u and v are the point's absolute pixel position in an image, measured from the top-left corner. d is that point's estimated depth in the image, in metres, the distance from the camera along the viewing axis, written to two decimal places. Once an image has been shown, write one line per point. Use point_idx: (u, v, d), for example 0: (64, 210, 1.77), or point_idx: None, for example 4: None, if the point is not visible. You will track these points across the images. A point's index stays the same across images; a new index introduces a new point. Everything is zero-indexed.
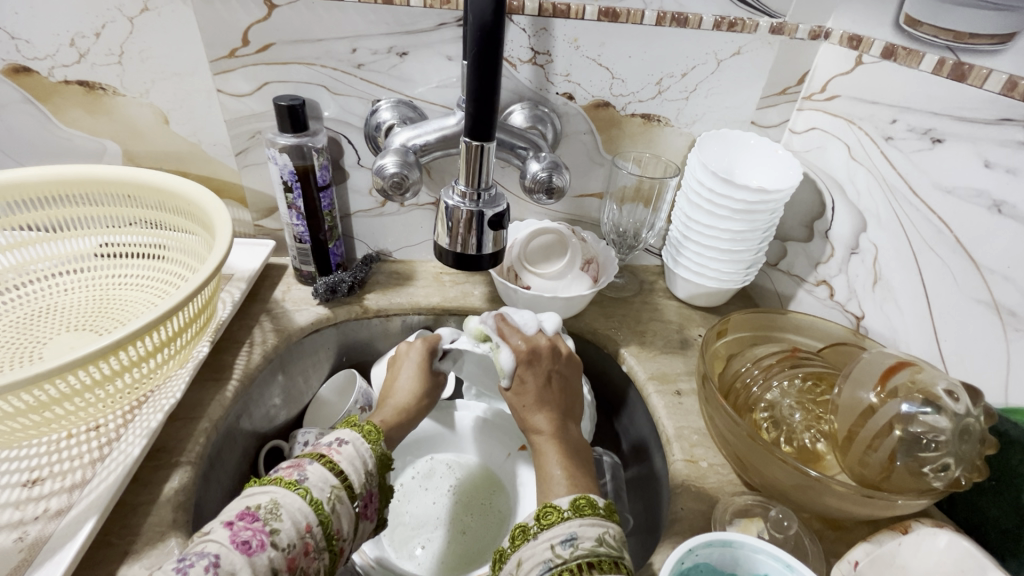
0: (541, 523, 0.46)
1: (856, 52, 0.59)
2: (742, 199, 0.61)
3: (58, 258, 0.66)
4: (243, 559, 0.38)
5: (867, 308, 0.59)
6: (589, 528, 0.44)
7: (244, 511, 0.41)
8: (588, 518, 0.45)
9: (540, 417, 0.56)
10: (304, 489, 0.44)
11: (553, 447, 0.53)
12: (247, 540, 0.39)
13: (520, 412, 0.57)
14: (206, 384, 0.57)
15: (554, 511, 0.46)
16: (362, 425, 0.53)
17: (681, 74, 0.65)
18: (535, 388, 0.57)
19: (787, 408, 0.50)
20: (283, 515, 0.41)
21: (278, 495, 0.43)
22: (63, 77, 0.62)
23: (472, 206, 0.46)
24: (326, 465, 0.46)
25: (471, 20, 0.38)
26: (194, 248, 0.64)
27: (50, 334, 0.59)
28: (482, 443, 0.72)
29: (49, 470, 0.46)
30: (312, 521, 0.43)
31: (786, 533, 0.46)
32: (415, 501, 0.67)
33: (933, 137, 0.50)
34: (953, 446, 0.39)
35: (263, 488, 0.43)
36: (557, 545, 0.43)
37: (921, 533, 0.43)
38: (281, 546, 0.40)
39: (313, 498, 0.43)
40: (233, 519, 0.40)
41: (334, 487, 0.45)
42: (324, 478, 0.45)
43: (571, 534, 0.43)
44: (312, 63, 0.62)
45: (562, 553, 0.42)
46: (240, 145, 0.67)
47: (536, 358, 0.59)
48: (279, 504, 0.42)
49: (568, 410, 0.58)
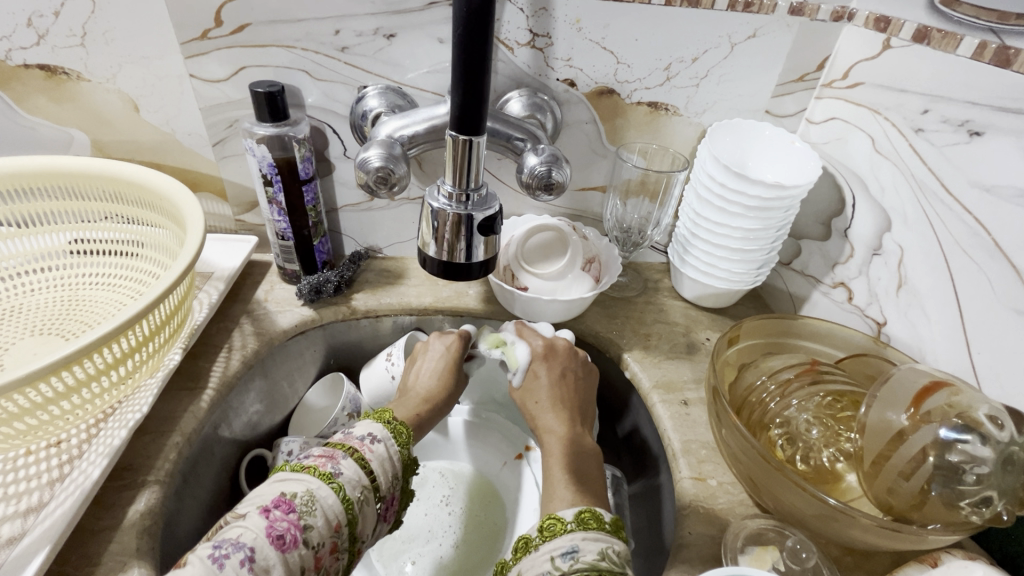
0: (544, 534, 0.43)
1: (883, 35, 0.54)
2: (756, 196, 0.56)
3: (26, 256, 0.61)
4: (277, 554, 0.36)
5: (890, 314, 0.55)
6: (591, 543, 0.41)
7: (281, 499, 0.39)
8: (592, 532, 0.42)
9: (551, 418, 0.55)
10: (338, 485, 0.41)
11: (561, 450, 0.52)
12: (282, 535, 0.37)
13: (532, 411, 0.56)
14: (180, 394, 0.53)
15: (558, 522, 0.43)
16: (395, 421, 0.50)
17: (692, 59, 0.61)
18: (549, 388, 0.57)
19: (804, 424, 0.46)
20: (318, 511, 0.39)
21: (313, 485, 0.41)
22: (22, 61, 0.57)
23: (460, 209, 0.42)
24: (358, 462, 0.44)
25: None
26: (168, 246, 0.59)
27: (13, 339, 0.55)
28: (477, 452, 0.69)
29: (4, 491, 0.43)
30: (341, 520, 0.41)
31: (805, 565, 0.42)
32: (407, 512, 0.64)
33: (971, 129, 0.46)
34: (996, 478, 0.35)
35: (298, 476, 0.41)
36: (558, 558, 0.40)
37: (953, 566, 0.39)
38: (311, 544, 0.38)
39: (346, 496, 0.41)
40: (268, 504, 0.39)
41: (365, 487, 0.43)
42: (357, 475, 0.43)
43: (572, 547, 0.40)
44: (291, 46, 0.57)
45: (561, 566, 0.40)
46: (217, 135, 0.63)
47: (553, 357, 0.58)
48: (315, 497, 0.40)
49: (580, 415, 0.56)
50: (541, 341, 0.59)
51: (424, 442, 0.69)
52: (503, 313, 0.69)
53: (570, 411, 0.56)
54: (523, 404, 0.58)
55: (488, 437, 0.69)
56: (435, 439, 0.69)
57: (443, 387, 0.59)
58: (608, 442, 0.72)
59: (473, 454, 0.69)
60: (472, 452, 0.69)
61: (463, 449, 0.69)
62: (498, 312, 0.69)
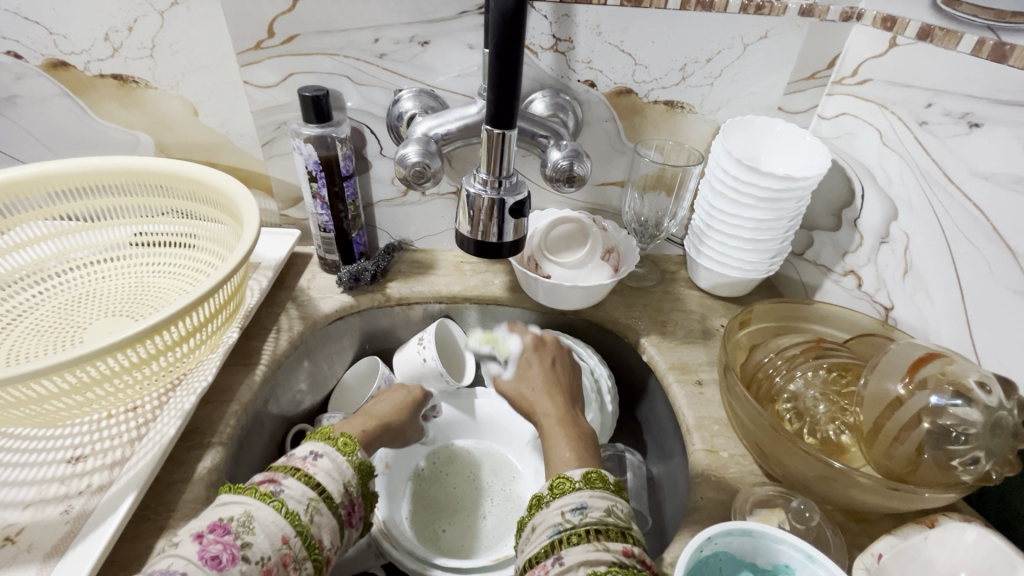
0: (553, 491, 0.48)
1: (890, 33, 0.57)
2: (767, 187, 0.60)
3: (97, 247, 0.68)
4: (215, 573, 0.39)
5: (897, 299, 0.58)
6: (598, 500, 0.46)
7: (216, 523, 0.41)
8: (599, 490, 0.47)
9: (545, 403, 0.59)
10: (279, 501, 0.45)
11: (558, 428, 0.55)
12: (217, 555, 0.39)
13: (525, 395, 0.61)
14: (235, 369, 0.59)
15: (567, 480, 0.48)
16: (336, 437, 0.53)
17: (706, 59, 0.64)
18: (541, 374, 0.61)
19: (811, 399, 0.49)
20: (256, 529, 0.42)
21: (253, 507, 0.44)
22: (98, 71, 0.64)
23: (494, 194, 0.46)
24: (302, 479, 0.47)
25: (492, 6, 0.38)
26: (224, 238, 0.65)
27: (89, 319, 0.61)
28: (498, 432, 0.73)
29: (92, 448, 0.49)
30: (288, 533, 0.44)
31: (808, 524, 0.46)
32: (437, 486, 0.68)
33: (971, 121, 0.49)
34: (983, 439, 0.38)
35: (237, 499, 0.44)
36: (568, 512, 0.46)
37: (949, 528, 0.42)
38: (254, 560, 0.41)
39: (288, 511, 0.45)
40: (203, 531, 0.41)
41: (312, 499, 0.46)
42: (301, 491, 0.46)
43: (581, 504, 0.46)
44: (335, 54, 0.62)
45: (572, 519, 0.45)
46: (266, 136, 0.69)
47: (541, 345, 0.64)
48: (252, 517, 0.43)
49: (572, 400, 0.60)
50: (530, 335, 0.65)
51: (450, 421, 0.74)
52: (527, 301, 0.74)
53: (563, 395, 0.60)
54: (517, 395, 0.62)
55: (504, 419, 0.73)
56: (459, 419, 0.74)
57: (397, 412, 0.64)
58: (626, 425, 0.76)
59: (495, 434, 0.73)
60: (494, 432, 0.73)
61: (485, 429, 0.74)
62: (522, 300, 0.74)
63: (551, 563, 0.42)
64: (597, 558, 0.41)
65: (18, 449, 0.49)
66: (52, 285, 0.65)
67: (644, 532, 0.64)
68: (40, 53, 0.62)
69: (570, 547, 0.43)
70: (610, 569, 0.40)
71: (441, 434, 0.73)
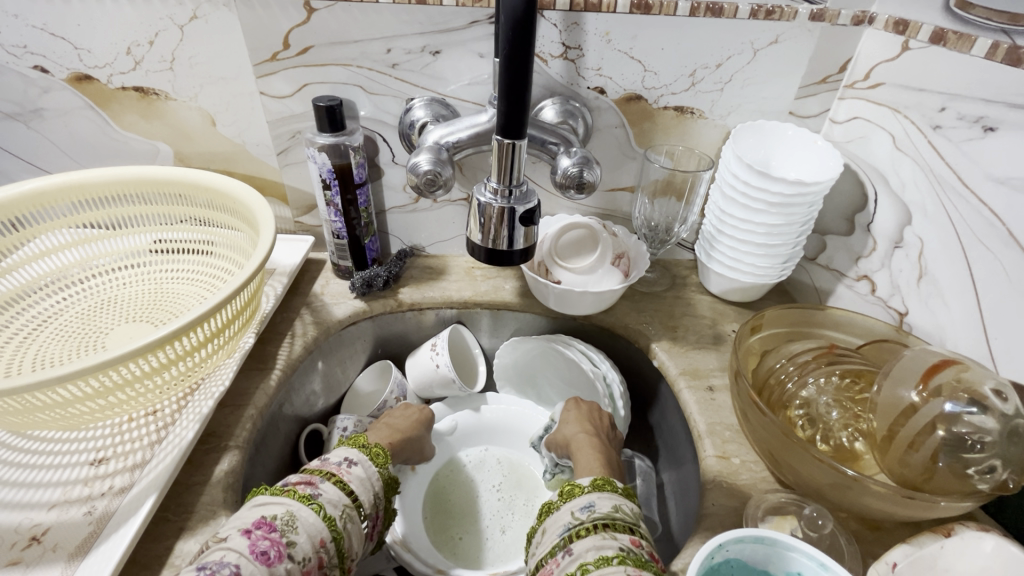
0: (564, 497, 0.50)
1: (902, 37, 0.56)
2: (778, 193, 0.59)
3: (118, 254, 0.70)
4: (263, 568, 0.40)
5: (912, 305, 0.57)
6: (605, 500, 0.48)
7: (262, 520, 0.42)
8: (607, 492, 0.49)
9: (577, 431, 0.63)
10: (318, 505, 0.46)
11: (587, 446, 0.60)
12: (266, 551, 0.40)
13: (563, 437, 0.63)
14: (251, 373, 0.60)
15: (577, 486, 0.51)
16: (369, 446, 0.56)
17: (716, 65, 0.64)
18: (575, 412, 0.65)
19: (824, 405, 0.49)
20: (299, 528, 0.43)
21: (294, 508, 0.44)
22: (120, 84, 0.66)
23: (503, 203, 0.47)
24: (337, 484, 0.49)
25: (502, 10, 0.39)
26: (240, 245, 0.67)
27: (111, 325, 0.63)
28: (512, 436, 0.74)
29: (114, 450, 0.50)
30: (325, 536, 0.44)
31: (821, 531, 0.45)
32: (458, 494, 0.68)
33: (985, 125, 0.48)
34: (1001, 448, 0.38)
35: (276, 500, 0.45)
36: (577, 512, 0.47)
37: (966, 537, 0.41)
38: (297, 559, 0.42)
39: (327, 514, 0.45)
40: (249, 527, 0.42)
41: (346, 505, 0.48)
42: (337, 495, 0.48)
43: (589, 503, 0.48)
44: (349, 64, 0.64)
45: (580, 517, 0.47)
46: (282, 145, 0.70)
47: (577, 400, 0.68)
48: (295, 517, 0.44)
49: (605, 432, 0.63)
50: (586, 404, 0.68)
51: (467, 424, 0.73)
52: (538, 306, 0.74)
53: (597, 428, 0.63)
54: (557, 437, 0.64)
55: (515, 424, 0.74)
56: (474, 422, 0.74)
57: (414, 426, 0.66)
58: (638, 434, 0.75)
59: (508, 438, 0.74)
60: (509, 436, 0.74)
61: (501, 434, 0.74)
62: (533, 305, 0.74)
63: (562, 556, 0.44)
64: (604, 546, 0.43)
65: (45, 451, 0.50)
66: (76, 291, 0.68)
67: (655, 538, 0.65)
68: (66, 67, 0.64)
69: (579, 540, 0.44)
70: (617, 555, 0.42)
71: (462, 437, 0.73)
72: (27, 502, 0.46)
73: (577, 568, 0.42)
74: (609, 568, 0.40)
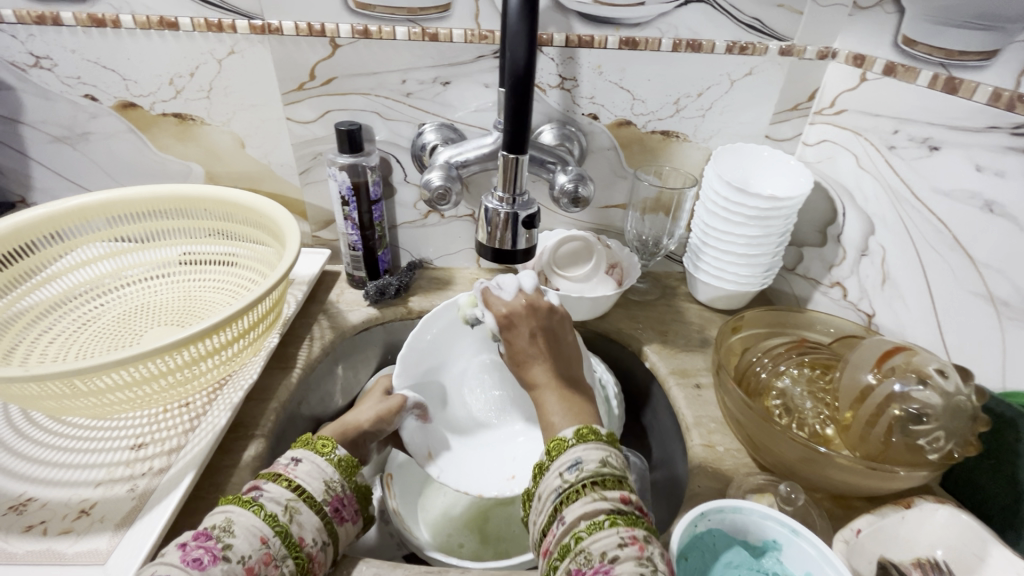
0: (551, 455, 0.48)
1: (860, 70, 0.64)
2: (754, 207, 0.66)
3: (149, 265, 0.76)
4: (196, 572, 0.38)
5: (877, 306, 0.63)
6: (593, 452, 0.46)
7: (199, 531, 0.41)
8: (592, 443, 0.47)
9: (538, 372, 0.57)
10: (258, 506, 0.45)
11: (553, 396, 0.55)
12: (198, 557, 0.39)
13: (526, 374, 0.58)
14: (275, 371, 0.65)
15: (561, 441, 0.48)
16: (315, 440, 0.54)
17: (697, 94, 0.71)
18: (538, 347, 0.58)
19: (798, 396, 0.54)
20: (237, 531, 0.42)
21: (234, 513, 0.44)
22: (161, 110, 0.73)
23: (508, 209, 0.53)
24: (282, 483, 0.48)
25: (506, 64, 0.47)
26: (264, 257, 0.73)
27: (145, 327, 0.68)
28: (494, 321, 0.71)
29: (153, 437, 0.55)
30: (267, 533, 0.43)
31: (795, 505, 0.50)
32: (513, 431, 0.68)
33: (931, 145, 0.55)
34: (944, 421, 0.43)
35: (221, 509, 0.44)
36: (565, 472, 0.45)
37: (924, 508, 0.47)
38: (234, 559, 0.40)
39: (268, 513, 0.44)
40: (185, 540, 0.41)
41: (290, 499, 0.46)
42: (281, 492, 0.47)
43: (576, 459, 0.45)
44: (368, 93, 0.71)
45: (569, 478, 0.45)
46: (304, 165, 0.77)
47: (514, 326, 0.58)
48: (233, 521, 0.43)
49: (563, 357, 0.59)
50: (522, 297, 0.60)
51: (417, 352, 0.68)
52: None
53: (554, 356, 0.58)
54: (522, 374, 0.59)
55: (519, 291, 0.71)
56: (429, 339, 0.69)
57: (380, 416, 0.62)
58: (632, 435, 0.80)
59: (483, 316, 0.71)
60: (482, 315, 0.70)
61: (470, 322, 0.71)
62: None
63: (556, 527, 0.43)
64: (596, 509, 0.42)
65: (89, 437, 0.55)
66: (111, 298, 0.73)
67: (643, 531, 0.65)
68: (114, 96, 0.72)
69: (571, 506, 0.43)
70: (609, 517, 0.41)
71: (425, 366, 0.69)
72: (75, 479, 0.50)
73: (571, 538, 0.41)
74: (601, 531, 0.40)
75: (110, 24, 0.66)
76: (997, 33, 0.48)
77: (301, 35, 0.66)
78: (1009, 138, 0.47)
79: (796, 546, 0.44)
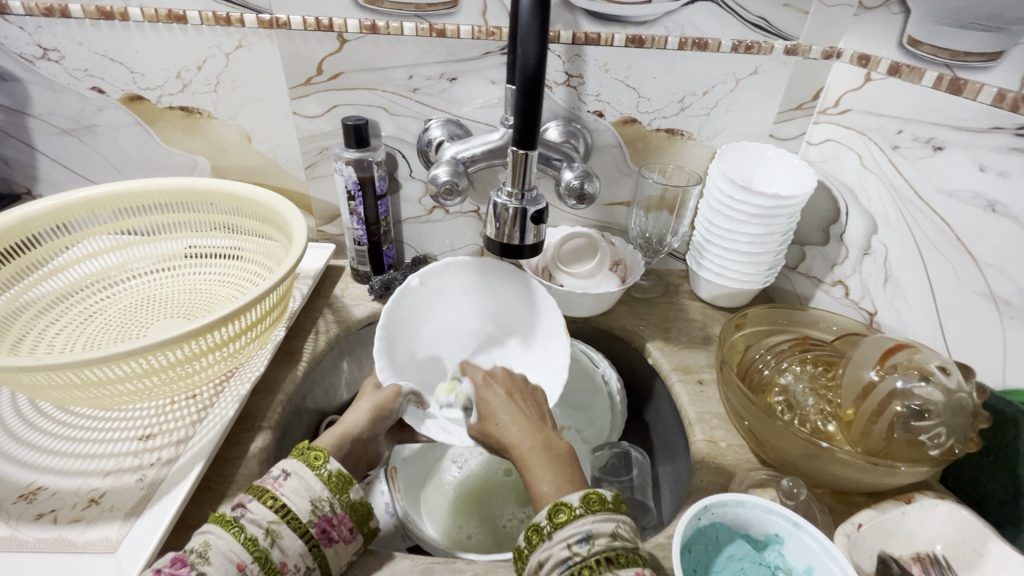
0: (553, 521, 0.42)
1: (865, 70, 0.64)
2: (758, 205, 0.66)
3: (154, 258, 0.76)
4: None
5: (879, 305, 0.63)
6: (604, 524, 0.41)
7: (174, 556, 0.40)
8: (601, 513, 0.42)
9: (519, 432, 0.52)
10: (237, 528, 0.42)
11: (539, 461, 0.48)
12: None
13: (504, 438, 0.52)
14: (281, 364, 0.66)
15: (564, 508, 0.43)
16: (310, 449, 0.49)
17: (702, 92, 0.72)
18: (512, 407, 0.55)
19: (801, 393, 0.55)
20: (212, 558, 0.40)
21: (214, 534, 0.42)
22: (168, 104, 0.73)
23: (517, 204, 0.53)
24: (266, 502, 0.44)
25: (517, 63, 0.47)
26: (270, 251, 0.73)
27: (151, 320, 0.69)
28: (474, 290, 0.74)
29: (160, 428, 0.55)
30: (245, 559, 0.41)
31: (797, 499, 0.50)
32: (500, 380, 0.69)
33: (935, 145, 0.55)
34: (946, 417, 0.44)
35: (203, 529, 0.43)
36: (575, 544, 0.41)
37: (925, 504, 0.47)
38: None
39: (246, 537, 0.42)
40: (162, 564, 0.40)
41: (272, 522, 0.43)
42: (264, 513, 0.43)
43: (586, 533, 0.41)
44: (374, 89, 0.71)
45: (580, 552, 0.40)
46: (310, 160, 0.78)
47: (491, 385, 0.58)
48: (209, 547, 0.41)
49: (542, 418, 0.54)
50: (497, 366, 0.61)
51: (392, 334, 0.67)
52: None
53: (532, 415, 0.54)
54: (500, 444, 0.53)
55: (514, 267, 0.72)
56: (403, 320, 0.69)
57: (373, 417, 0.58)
58: (634, 431, 0.80)
59: (465, 285, 0.73)
60: (465, 283, 0.73)
61: (447, 293, 0.73)
62: None
63: None
64: None
65: (98, 428, 0.56)
66: (117, 290, 0.74)
67: (644, 525, 0.65)
68: (120, 88, 0.72)
69: None
70: None
71: (402, 352, 0.68)
72: (84, 469, 0.51)
73: None
74: None
75: (118, 17, 0.66)
76: (1001, 34, 0.48)
77: (309, 30, 0.67)
78: (1012, 139, 0.48)
79: (798, 540, 0.45)
